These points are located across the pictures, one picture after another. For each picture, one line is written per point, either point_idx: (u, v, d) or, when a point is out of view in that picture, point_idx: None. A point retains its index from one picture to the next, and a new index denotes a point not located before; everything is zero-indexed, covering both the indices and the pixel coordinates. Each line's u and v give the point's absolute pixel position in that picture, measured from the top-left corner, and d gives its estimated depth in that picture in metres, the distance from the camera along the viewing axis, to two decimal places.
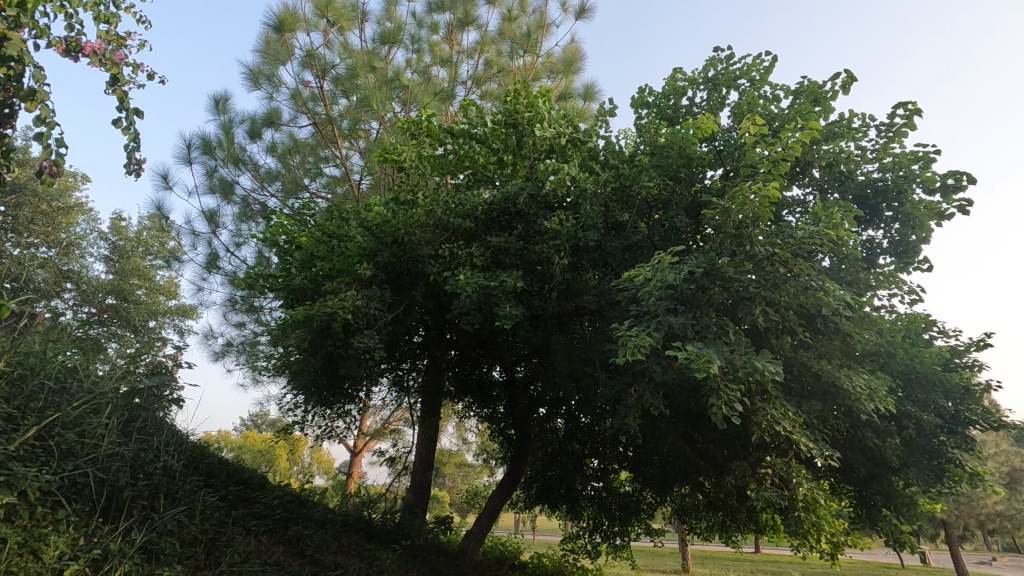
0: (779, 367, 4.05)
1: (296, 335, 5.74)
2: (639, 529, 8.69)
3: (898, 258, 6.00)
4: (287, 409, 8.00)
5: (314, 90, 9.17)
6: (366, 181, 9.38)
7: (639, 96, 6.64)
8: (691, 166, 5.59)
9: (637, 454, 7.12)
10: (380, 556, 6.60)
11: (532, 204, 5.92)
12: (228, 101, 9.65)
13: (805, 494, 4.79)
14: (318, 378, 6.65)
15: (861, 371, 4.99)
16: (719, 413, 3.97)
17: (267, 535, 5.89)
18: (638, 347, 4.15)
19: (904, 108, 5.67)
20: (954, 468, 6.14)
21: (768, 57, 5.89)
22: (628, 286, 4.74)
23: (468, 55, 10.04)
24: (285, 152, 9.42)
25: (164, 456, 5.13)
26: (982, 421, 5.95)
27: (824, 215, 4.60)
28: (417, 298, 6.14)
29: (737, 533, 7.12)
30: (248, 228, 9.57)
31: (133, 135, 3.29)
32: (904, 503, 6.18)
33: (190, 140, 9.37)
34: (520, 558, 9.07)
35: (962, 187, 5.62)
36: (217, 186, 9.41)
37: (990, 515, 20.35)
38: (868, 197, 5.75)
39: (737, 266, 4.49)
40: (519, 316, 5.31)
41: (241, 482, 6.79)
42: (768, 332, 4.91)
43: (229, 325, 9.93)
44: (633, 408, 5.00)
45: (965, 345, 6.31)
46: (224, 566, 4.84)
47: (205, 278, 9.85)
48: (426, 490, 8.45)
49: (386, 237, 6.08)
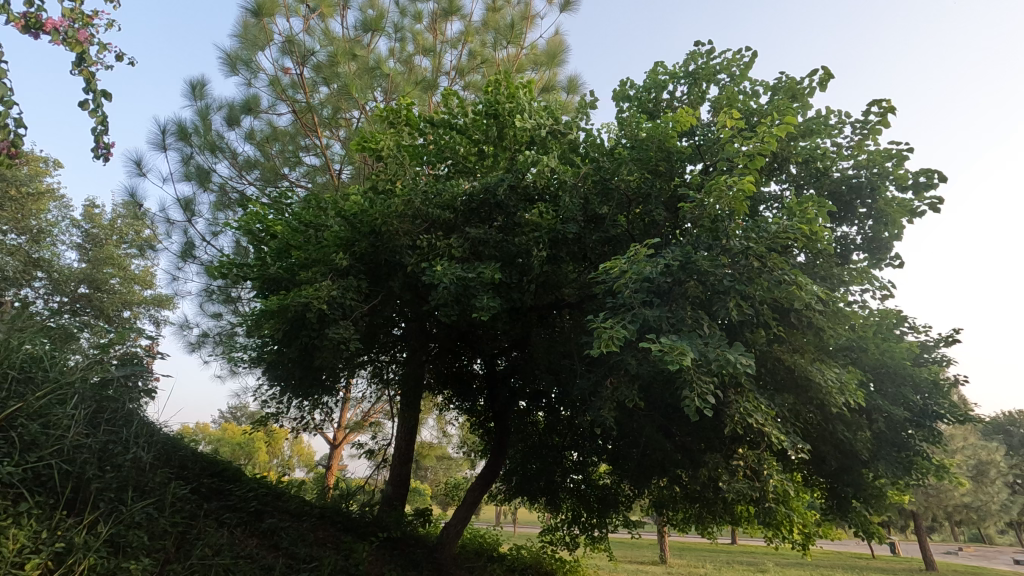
0: (752, 361, 4.08)
1: (270, 325, 5.64)
2: (617, 521, 8.76)
3: (871, 254, 6.11)
4: (264, 401, 7.88)
5: (294, 78, 9.03)
6: (347, 171, 9.25)
7: (621, 89, 6.62)
8: (671, 160, 5.60)
9: (616, 447, 7.14)
10: (356, 549, 6.54)
11: (512, 195, 5.87)
12: (205, 86, 9.42)
13: (776, 486, 4.86)
14: (294, 370, 6.56)
15: (833, 365, 5.07)
16: (691, 406, 3.99)
17: (240, 528, 5.80)
18: (612, 338, 4.17)
19: (879, 106, 5.73)
20: (921, 461, 6.28)
21: (748, 52, 5.92)
22: (604, 278, 4.74)
23: (452, 45, 9.92)
24: (263, 140, 9.19)
25: (133, 448, 4.99)
26: (950, 415, 6.08)
27: (798, 210, 4.67)
28: (394, 289, 6.06)
29: (713, 525, 7.22)
30: (225, 216, 9.36)
31: (102, 118, 3.18)
32: (873, 494, 6.30)
33: (165, 126, 9.14)
34: (498, 551, 9.09)
35: (933, 185, 5.72)
36: (193, 173, 9.17)
37: (955, 507, 20.95)
38: (842, 194, 5.84)
39: (713, 260, 4.49)
40: (497, 307, 5.27)
41: (215, 474, 6.69)
42: (743, 326, 4.95)
43: (205, 316, 9.75)
44: (608, 400, 5.04)
45: (934, 341, 6.45)
46: (195, 559, 4.74)
47: (181, 267, 9.66)
48: (405, 483, 8.40)
49: (363, 227, 5.97)
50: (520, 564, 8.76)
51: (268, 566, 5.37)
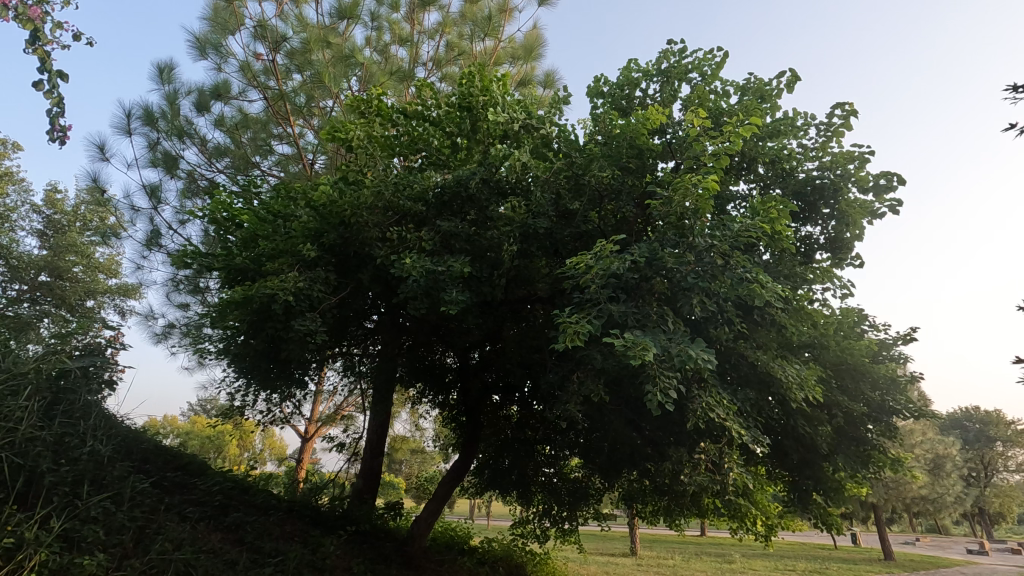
0: (712, 356, 4.17)
1: (233, 316, 5.54)
2: (588, 514, 8.84)
3: (833, 254, 6.27)
4: (231, 394, 7.73)
5: (266, 64, 8.83)
6: (320, 161, 9.12)
7: (595, 85, 6.65)
8: (642, 157, 5.67)
9: (586, 441, 7.16)
10: (324, 542, 6.47)
11: (484, 189, 5.87)
12: (173, 70, 9.14)
13: (735, 479, 5.01)
14: (260, 362, 6.44)
15: (793, 362, 5.21)
16: (654, 400, 4.06)
17: (204, 522, 5.67)
18: (578, 333, 4.22)
19: (842, 109, 5.90)
20: (878, 455, 6.49)
21: (719, 52, 6.01)
22: (572, 274, 4.78)
23: (429, 36, 9.82)
24: (234, 127, 8.94)
25: (91, 441, 4.83)
26: (905, 411, 6.29)
27: (762, 210, 4.80)
28: (363, 281, 6.01)
29: (681, 517, 7.31)
30: (193, 204, 9.12)
31: (57, 99, 3.06)
32: (832, 487, 6.49)
33: (130, 109, 8.85)
34: (469, 543, 9.13)
35: (893, 187, 5.90)
36: (159, 159, 8.91)
37: (912, 499, 21.72)
38: (807, 194, 5.98)
39: (677, 257, 4.56)
40: (466, 302, 5.23)
41: (179, 468, 6.52)
42: (707, 322, 5.01)
43: (172, 306, 9.53)
44: (574, 395, 5.11)
45: (893, 339, 6.70)
46: (153, 554, 4.60)
47: (146, 255, 9.39)
48: (376, 476, 8.36)
49: (332, 218, 5.85)
50: (491, 556, 8.84)
51: (232, 561, 5.24)
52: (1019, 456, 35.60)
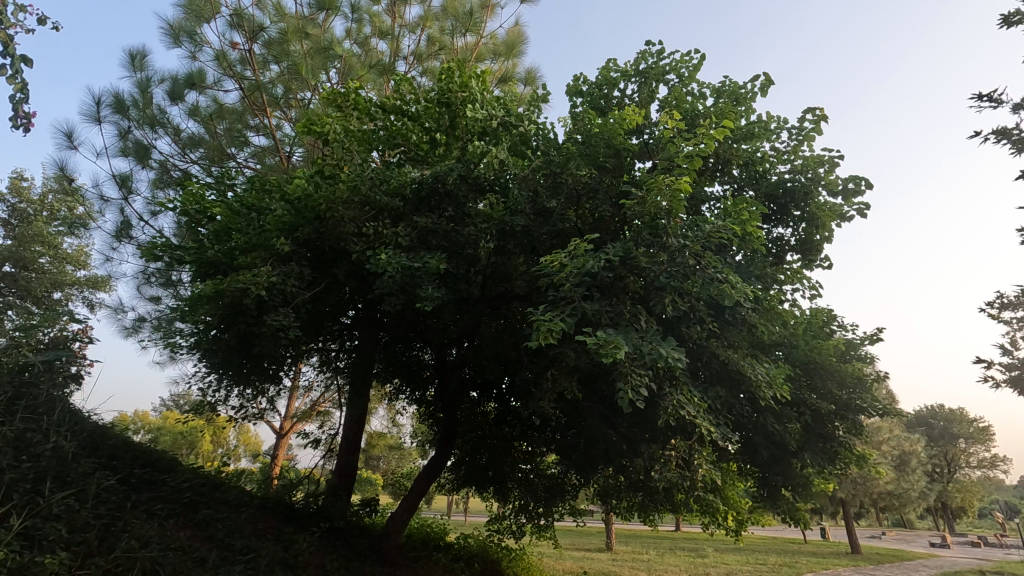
0: (682, 355, 4.26)
1: (203, 311, 5.45)
2: (563, 509, 8.92)
3: (803, 255, 6.41)
4: (203, 390, 7.59)
5: (243, 53, 8.66)
6: (297, 154, 8.98)
7: (574, 84, 6.69)
8: (619, 157, 5.74)
9: (562, 438, 7.20)
10: (297, 539, 6.39)
11: (462, 185, 5.84)
12: (146, 57, 8.93)
13: (704, 476, 5.10)
14: (232, 358, 6.34)
15: (762, 360, 5.32)
16: (625, 397, 4.13)
17: (172, 520, 5.55)
18: (551, 331, 4.26)
19: (813, 113, 6.04)
20: (844, 452, 6.67)
21: (696, 54, 6.11)
22: (546, 272, 4.82)
23: (411, 30, 9.77)
24: (208, 117, 8.74)
25: (54, 437, 4.77)
26: (871, 408, 6.48)
27: (734, 211, 4.88)
28: (339, 276, 5.95)
29: (654, 512, 7.42)
30: (165, 195, 8.91)
31: (21, 85, 2.97)
32: (801, 483, 6.65)
33: (100, 97, 8.61)
34: (445, 540, 9.12)
35: (860, 191, 6.06)
36: (130, 148, 8.68)
37: (879, 494, 22.38)
38: (778, 197, 6.11)
39: (651, 257, 4.63)
40: (442, 298, 5.22)
41: (147, 464, 6.35)
42: (679, 321, 5.09)
43: (143, 299, 9.33)
44: (548, 392, 5.15)
45: (860, 339, 6.90)
46: (118, 553, 4.49)
47: (115, 247, 9.17)
48: (352, 472, 8.31)
49: (307, 212, 5.78)
50: (467, 552, 8.85)
51: (201, 558, 5.13)
52: (980, 453, 36.92)
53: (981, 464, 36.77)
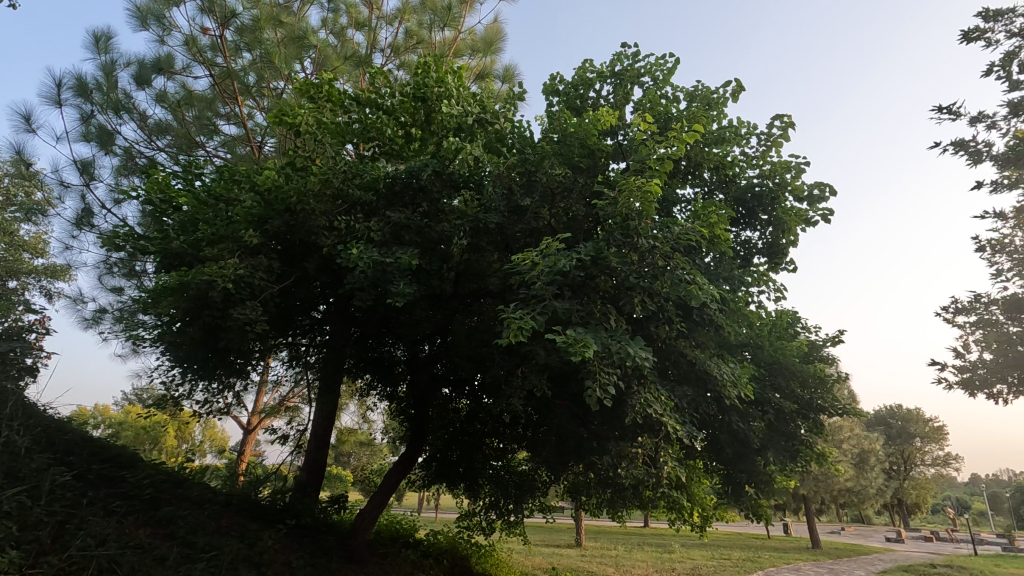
0: (650, 354, 4.33)
1: (166, 303, 5.31)
2: (533, 506, 8.96)
3: (770, 258, 6.57)
4: (167, 384, 7.40)
5: (214, 39, 8.42)
6: (269, 144, 8.83)
7: (550, 83, 6.73)
8: (593, 158, 5.79)
9: (532, 434, 7.24)
10: (262, 537, 6.29)
11: (436, 181, 5.81)
12: (111, 39, 8.62)
13: (669, 473, 5.20)
14: (197, 351, 6.19)
15: (728, 360, 5.45)
16: (593, 396, 4.18)
17: (132, 517, 5.39)
18: (521, 329, 4.28)
19: (781, 120, 6.20)
20: (805, 450, 6.86)
21: (670, 57, 6.20)
22: (518, 270, 4.83)
23: (388, 21, 9.65)
24: (176, 103, 8.49)
25: (5, 432, 4.77)
26: (831, 408, 6.68)
27: (703, 214, 4.97)
28: (309, 270, 5.86)
29: (622, 509, 7.52)
30: (129, 183, 8.64)
31: None
32: (764, 480, 6.82)
33: (61, 79, 8.29)
34: (415, 536, 9.09)
35: (825, 198, 6.25)
36: (92, 133, 8.38)
37: (839, 491, 23.10)
38: (746, 201, 6.25)
39: (622, 257, 4.69)
40: (413, 294, 5.18)
41: (106, 460, 6.15)
42: (649, 320, 5.18)
43: (104, 290, 9.04)
44: (518, 389, 5.18)
45: (822, 340, 7.11)
46: (72, 551, 4.35)
47: (75, 235, 8.85)
48: (320, 469, 8.21)
49: (277, 204, 5.68)
50: (436, 549, 8.83)
51: (161, 557, 4.99)
52: (935, 451, 38.43)
53: (935, 462, 38.29)
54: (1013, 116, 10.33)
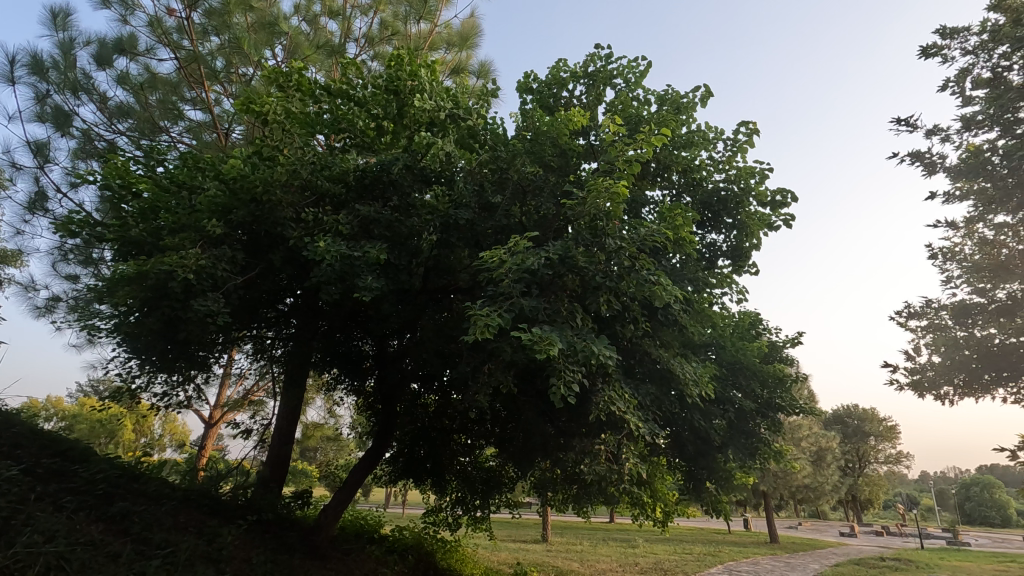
0: (614, 352, 4.41)
1: (124, 292, 5.14)
2: (500, 502, 8.99)
3: (734, 261, 6.73)
4: (124, 375, 7.17)
5: (180, 21, 8.15)
6: (236, 132, 8.55)
7: (524, 81, 6.75)
8: (564, 157, 5.83)
9: (500, 430, 7.26)
10: (222, 533, 6.16)
11: (407, 175, 5.77)
12: (69, 16, 8.28)
13: (631, 469, 5.29)
14: (156, 343, 6.02)
15: (691, 359, 5.57)
16: (558, 392, 4.23)
17: (84, 513, 5.22)
18: (488, 326, 4.30)
19: (747, 126, 6.36)
20: (764, 448, 7.06)
21: (642, 60, 6.28)
22: (486, 267, 4.85)
23: (363, 11, 9.49)
24: (139, 86, 8.22)
25: None
26: (788, 407, 6.88)
27: (669, 216, 5.06)
28: (275, 262, 5.76)
29: (587, 504, 7.61)
30: (87, 166, 8.31)
31: None
32: (724, 477, 6.99)
33: (14, 55, 7.93)
34: (379, 532, 9.03)
35: (787, 204, 6.44)
36: (48, 114, 8.02)
37: (798, 487, 23.85)
38: (712, 204, 6.40)
39: (589, 256, 4.75)
40: (381, 289, 5.14)
41: (56, 454, 5.94)
42: (614, 320, 5.26)
43: (58, 277, 8.69)
44: (484, 385, 5.20)
45: (783, 341, 7.32)
46: (18, 548, 4.19)
47: (28, 220, 8.48)
48: (284, 464, 8.08)
49: (242, 194, 5.55)
50: (401, 545, 8.78)
51: (114, 553, 4.85)
52: (888, 449, 40.04)
53: (887, 459, 39.87)
54: (965, 129, 10.82)
